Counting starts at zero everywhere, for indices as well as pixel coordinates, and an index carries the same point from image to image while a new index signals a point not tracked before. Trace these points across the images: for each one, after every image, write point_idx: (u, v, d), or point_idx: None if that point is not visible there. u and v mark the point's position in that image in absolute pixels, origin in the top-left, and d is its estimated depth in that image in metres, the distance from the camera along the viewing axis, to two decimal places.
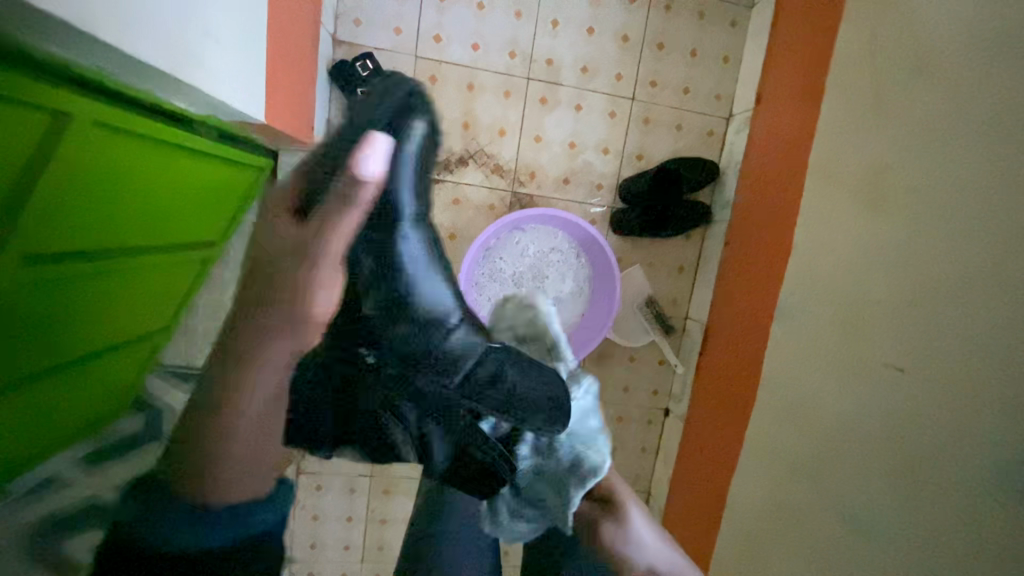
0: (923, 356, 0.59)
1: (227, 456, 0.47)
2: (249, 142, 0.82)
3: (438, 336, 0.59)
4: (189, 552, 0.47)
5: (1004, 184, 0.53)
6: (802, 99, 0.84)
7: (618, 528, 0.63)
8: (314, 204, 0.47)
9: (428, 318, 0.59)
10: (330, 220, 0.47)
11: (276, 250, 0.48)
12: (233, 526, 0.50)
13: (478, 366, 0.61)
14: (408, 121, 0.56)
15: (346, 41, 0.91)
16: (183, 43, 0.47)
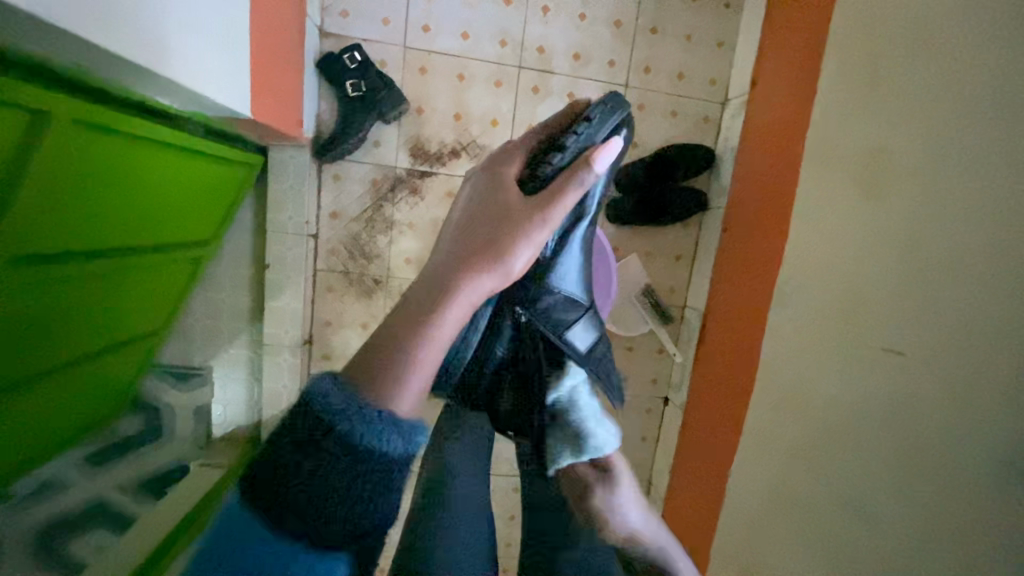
0: (922, 339, 0.58)
1: (398, 378, 0.36)
2: (238, 139, 0.81)
3: (572, 315, 0.63)
4: (352, 446, 0.33)
5: (1004, 163, 0.52)
6: (798, 82, 0.83)
7: (608, 498, 0.61)
8: (545, 179, 0.50)
9: (569, 297, 0.63)
10: (553, 198, 0.47)
11: (494, 211, 0.46)
12: (394, 423, 0.34)
13: (596, 343, 0.68)
14: (607, 119, 0.55)
15: (333, 33, 0.90)
16: (162, 37, 0.46)
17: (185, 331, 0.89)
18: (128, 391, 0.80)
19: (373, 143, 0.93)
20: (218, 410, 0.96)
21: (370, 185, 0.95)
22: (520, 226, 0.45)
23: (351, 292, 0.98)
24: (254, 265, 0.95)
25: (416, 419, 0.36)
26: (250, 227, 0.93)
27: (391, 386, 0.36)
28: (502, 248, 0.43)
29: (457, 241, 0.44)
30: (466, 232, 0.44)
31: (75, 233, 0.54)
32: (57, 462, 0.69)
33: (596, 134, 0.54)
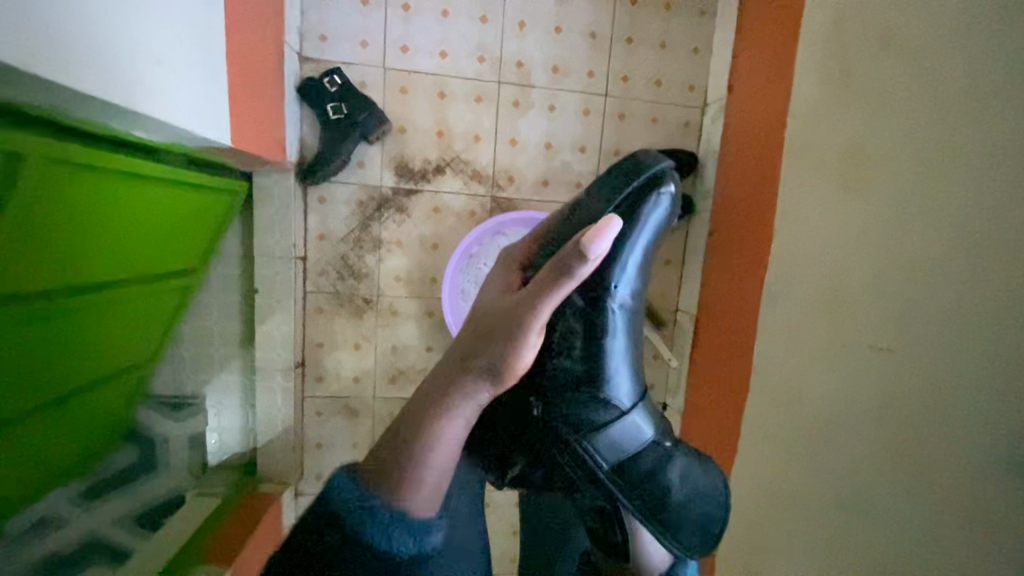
0: (908, 334, 0.58)
1: (413, 481, 0.42)
2: (221, 167, 0.81)
3: (602, 416, 0.58)
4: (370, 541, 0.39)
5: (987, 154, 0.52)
6: (774, 84, 0.83)
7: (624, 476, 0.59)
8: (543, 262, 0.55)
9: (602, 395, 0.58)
10: (550, 285, 0.45)
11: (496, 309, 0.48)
12: (404, 524, 0.40)
13: (643, 453, 0.58)
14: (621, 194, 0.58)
15: (313, 58, 0.91)
16: (133, 73, 0.46)
17: (178, 359, 0.87)
18: (122, 424, 0.78)
19: (357, 163, 0.94)
20: (213, 437, 0.96)
21: (356, 205, 0.95)
22: (521, 321, 0.45)
23: (342, 313, 0.98)
24: (243, 291, 0.97)
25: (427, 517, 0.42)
26: (237, 253, 0.94)
27: (407, 486, 0.42)
28: (510, 354, 0.45)
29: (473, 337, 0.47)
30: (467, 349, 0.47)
31: (53, 270, 0.54)
32: (49, 499, 0.65)
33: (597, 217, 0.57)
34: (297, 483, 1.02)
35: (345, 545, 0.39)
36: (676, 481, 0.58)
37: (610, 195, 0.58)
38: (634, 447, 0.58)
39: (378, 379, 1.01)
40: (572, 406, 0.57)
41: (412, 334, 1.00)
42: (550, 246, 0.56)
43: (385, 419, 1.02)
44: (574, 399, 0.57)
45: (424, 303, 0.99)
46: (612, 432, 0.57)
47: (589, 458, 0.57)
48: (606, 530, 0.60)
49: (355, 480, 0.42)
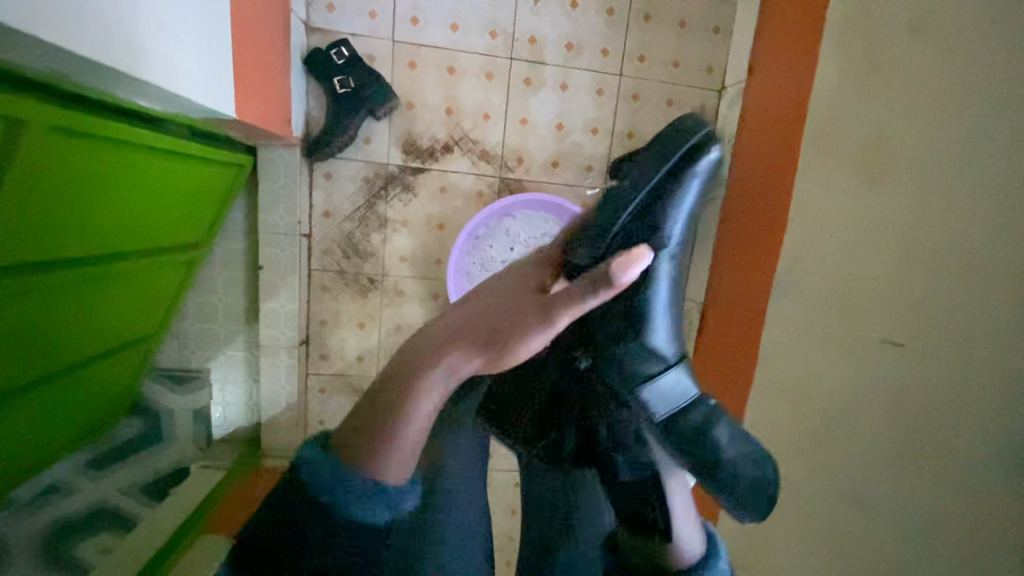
0: (920, 330, 0.57)
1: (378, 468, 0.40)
2: (226, 140, 0.80)
3: (648, 365, 0.53)
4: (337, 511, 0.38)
5: None
6: (796, 68, 0.81)
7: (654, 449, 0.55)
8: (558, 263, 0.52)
9: (650, 347, 0.54)
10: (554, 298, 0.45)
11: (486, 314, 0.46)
12: (375, 500, 0.39)
13: (692, 410, 0.52)
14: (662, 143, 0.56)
15: (319, 29, 0.88)
16: (139, 40, 0.45)
17: (181, 335, 0.88)
18: (126, 396, 0.79)
19: (364, 140, 0.92)
20: (216, 411, 0.96)
21: (362, 183, 0.94)
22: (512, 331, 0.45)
23: (346, 291, 0.98)
24: (247, 267, 0.95)
25: (401, 497, 0.42)
26: (242, 228, 0.93)
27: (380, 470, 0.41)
28: (510, 343, 0.45)
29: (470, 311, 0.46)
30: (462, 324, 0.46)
31: (59, 241, 0.54)
32: (57, 468, 0.68)
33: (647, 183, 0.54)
34: None
35: (309, 514, 0.37)
36: (725, 442, 0.52)
37: (661, 156, 0.55)
38: (683, 401, 0.53)
39: (382, 359, 1.01)
40: (617, 360, 0.52)
41: (417, 315, 1.00)
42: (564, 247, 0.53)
43: None
44: (618, 351, 0.53)
45: (429, 284, 0.99)
46: (660, 389, 0.52)
47: (637, 409, 0.52)
48: (646, 514, 0.50)
49: (323, 450, 0.42)
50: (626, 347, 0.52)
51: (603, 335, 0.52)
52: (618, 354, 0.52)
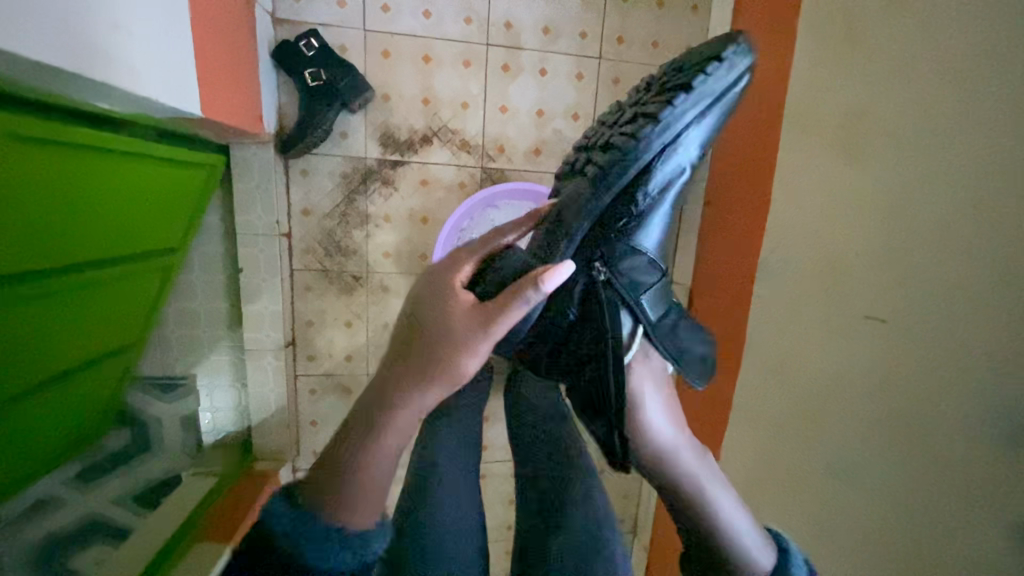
0: (902, 305, 0.58)
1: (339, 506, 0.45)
2: (196, 140, 0.77)
3: (649, 279, 0.59)
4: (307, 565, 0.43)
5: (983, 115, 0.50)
6: (776, 45, 0.80)
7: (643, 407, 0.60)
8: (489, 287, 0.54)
9: (648, 261, 0.59)
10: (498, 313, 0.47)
11: (434, 328, 0.48)
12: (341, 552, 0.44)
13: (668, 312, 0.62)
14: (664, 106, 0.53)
15: (287, 20, 0.85)
16: (93, 39, 0.43)
17: (163, 341, 0.87)
18: (109, 407, 0.77)
19: (340, 134, 0.90)
20: (205, 416, 0.94)
21: (341, 179, 0.92)
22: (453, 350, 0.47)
23: (331, 290, 0.96)
24: (227, 269, 0.93)
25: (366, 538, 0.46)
26: (218, 231, 0.90)
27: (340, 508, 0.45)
28: (448, 371, 0.47)
29: (408, 337, 0.49)
30: (404, 354, 0.48)
31: (26, 255, 0.52)
32: (46, 481, 0.67)
33: (631, 166, 0.53)
34: (294, 460, 1.03)
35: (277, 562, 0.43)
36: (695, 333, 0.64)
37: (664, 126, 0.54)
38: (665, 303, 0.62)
39: (372, 357, 1.00)
40: (608, 279, 0.56)
41: None
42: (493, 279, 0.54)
43: None
44: (626, 263, 0.57)
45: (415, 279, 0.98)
46: (656, 280, 0.59)
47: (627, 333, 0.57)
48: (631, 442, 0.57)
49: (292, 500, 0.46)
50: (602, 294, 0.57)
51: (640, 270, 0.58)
52: (620, 268, 0.57)
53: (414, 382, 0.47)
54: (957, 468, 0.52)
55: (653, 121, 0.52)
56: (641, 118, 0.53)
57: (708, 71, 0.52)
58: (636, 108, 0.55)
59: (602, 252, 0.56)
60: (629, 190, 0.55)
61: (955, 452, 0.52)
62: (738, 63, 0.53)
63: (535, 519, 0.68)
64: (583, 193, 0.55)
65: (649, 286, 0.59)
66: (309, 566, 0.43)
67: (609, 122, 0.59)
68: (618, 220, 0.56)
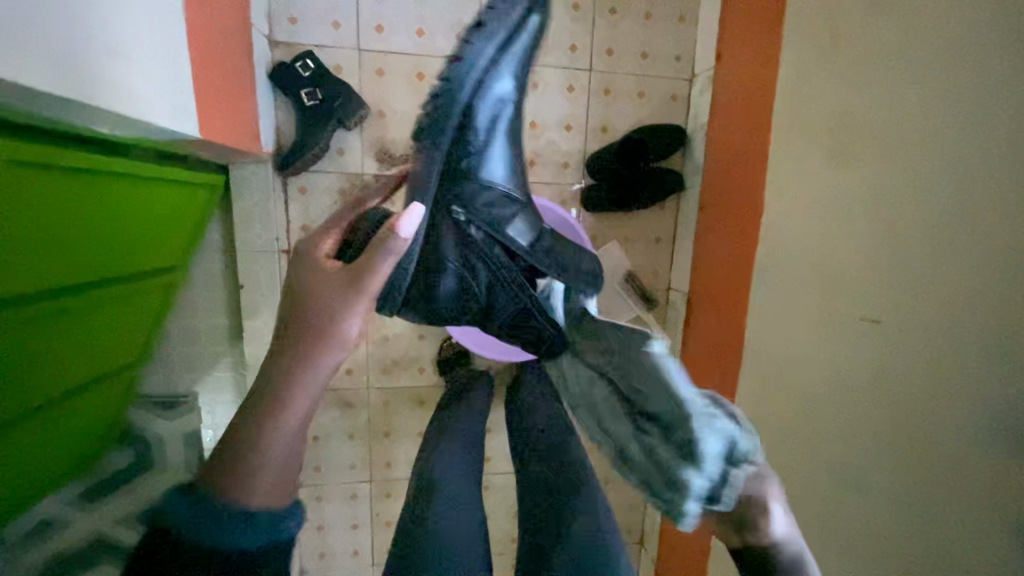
0: (898, 305, 0.58)
1: (251, 470, 0.48)
2: (196, 161, 0.79)
3: (510, 230, 0.68)
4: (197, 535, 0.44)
5: (972, 115, 0.51)
6: (762, 52, 0.81)
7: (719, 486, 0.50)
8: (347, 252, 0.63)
9: (506, 195, 0.69)
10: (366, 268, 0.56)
11: (333, 277, 0.57)
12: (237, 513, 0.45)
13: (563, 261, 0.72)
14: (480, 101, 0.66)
15: (283, 42, 0.88)
16: (91, 65, 0.44)
17: (166, 358, 0.87)
18: (113, 426, 0.77)
19: (337, 151, 0.91)
20: (208, 434, 0.94)
21: (338, 195, 0.93)
22: (343, 291, 0.55)
23: None
24: (228, 287, 0.95)
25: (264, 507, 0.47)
26: (219, 248, 0.92)
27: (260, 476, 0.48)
28: (336, 315, 0.55)
29: (316, 302, 0.55)
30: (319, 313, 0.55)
31: (26, 276, 0.52)
32: (49, 500, 0.66)
33: (452, 111, 0.64)
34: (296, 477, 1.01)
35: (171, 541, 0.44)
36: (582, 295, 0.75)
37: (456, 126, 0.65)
38: (558, 260, 0.72)
39: (371, 370, 1.00)
40: (462, 261, 0.67)
41: (402, 322, 0.99)
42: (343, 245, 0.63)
43: (380, 409, 1.02)
44: (512, 210, 0.70)
45: None
46: (530, 220, 0.71)
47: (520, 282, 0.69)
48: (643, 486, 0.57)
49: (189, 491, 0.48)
50: (499, 255, 0.68)
51: (518, 232, 0.69)
52: (514, 222, 0.69)
53: (321, 318, 0.55)
54: (964, 468, 0.51)
55: (449, 69, 0.65)
56: (449, 65, 0.65)
57: (495, 13, 0.65)
58: (439, 77, 0.67)
59: (451, 225, 0.66)
60: (466, 167, 0.67)
61: (960, 453, 0.51)
62: (511, 19, 0.66)
63: (534, 529, 0.69)
64: (433, 165, 0.63)
65: (534, 238, 0.70)
66: (221, 543, 0.45)
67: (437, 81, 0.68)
68: (473, 175, 0.67)
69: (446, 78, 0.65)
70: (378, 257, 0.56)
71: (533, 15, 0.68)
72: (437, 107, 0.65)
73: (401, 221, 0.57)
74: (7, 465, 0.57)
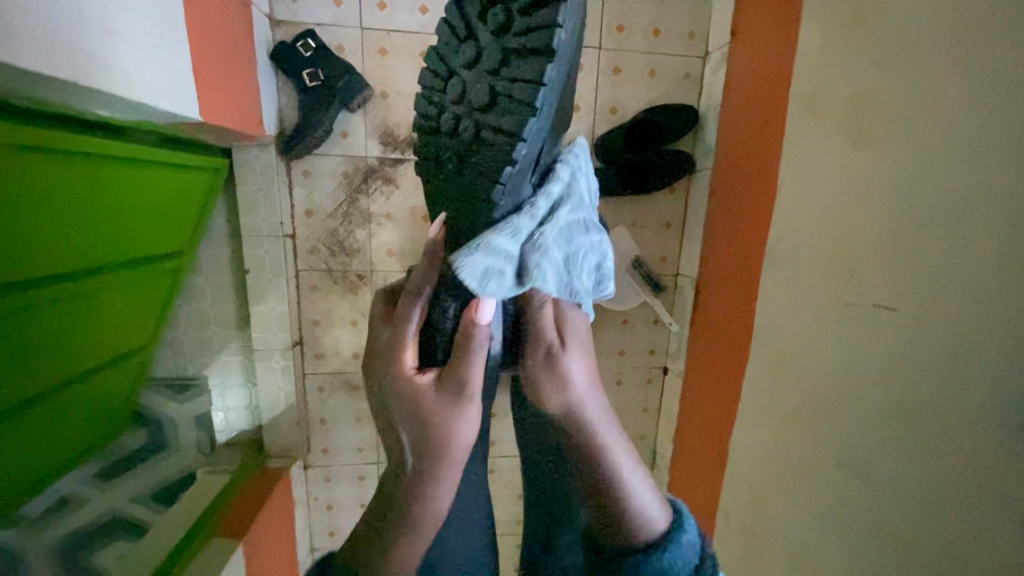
0: (913, 293, 0.56)
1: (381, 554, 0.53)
2: (199, 144, 0.78)
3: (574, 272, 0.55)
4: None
5: (991, 90, 0.48)
6: (780, 28, 0.78)
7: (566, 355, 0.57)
8: (439, 357, 0.55)
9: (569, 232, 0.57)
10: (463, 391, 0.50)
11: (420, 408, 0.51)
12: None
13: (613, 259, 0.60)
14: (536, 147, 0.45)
15: (284, 21, 0.86)
16: (87, 46, 0.43)
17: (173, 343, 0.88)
18: (124, 408, 0.78)
19: (340, 134, 0.90)
20: (219, 416, 0.96)
21: (343, 178, 0.92)
22: (451, 425, 0.51)
23: (336, 289, 0.97)
24: (234, 270, 0.94)
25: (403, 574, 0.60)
26: (225, 233, 0.92)
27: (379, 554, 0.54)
28: (444, 439, 0.51)
29: (412, 427, 0.52)
30: (422, 446, 0.52)
31: (33, 263, 0.53)
32: (68, 480, 0.70)
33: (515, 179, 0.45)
34: (306, 457, 1.04)
35: None
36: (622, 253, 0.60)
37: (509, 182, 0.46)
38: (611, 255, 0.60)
39: None
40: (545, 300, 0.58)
41: None
42: (438, 345, 0.55)
43: None
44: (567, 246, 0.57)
45: None
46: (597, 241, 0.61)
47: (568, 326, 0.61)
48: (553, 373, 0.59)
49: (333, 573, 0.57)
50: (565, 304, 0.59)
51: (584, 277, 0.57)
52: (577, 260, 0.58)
53: (433, 453, 0.51)
54: (972, 461, 0.50)
55: (506, 126, 0.43)
56: (490, 114, 0.44)
57: (562, 30, 0.40)
58: (478, 113, 0.45)
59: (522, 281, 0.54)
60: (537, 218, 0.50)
61: (969, 447, 0.50)
62: (574, 20, 0.41)
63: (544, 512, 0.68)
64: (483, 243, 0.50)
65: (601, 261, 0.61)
66: None
67: (459, 106, 0.46)
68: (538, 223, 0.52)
69: (509, 141, 0.43)
70: (469, 359, 0.50)
71: (588, 9, 0.42)
72: (489, 178, 0.45)
73: (477, 310, 0.50)
74: (22, 447, 0.58)
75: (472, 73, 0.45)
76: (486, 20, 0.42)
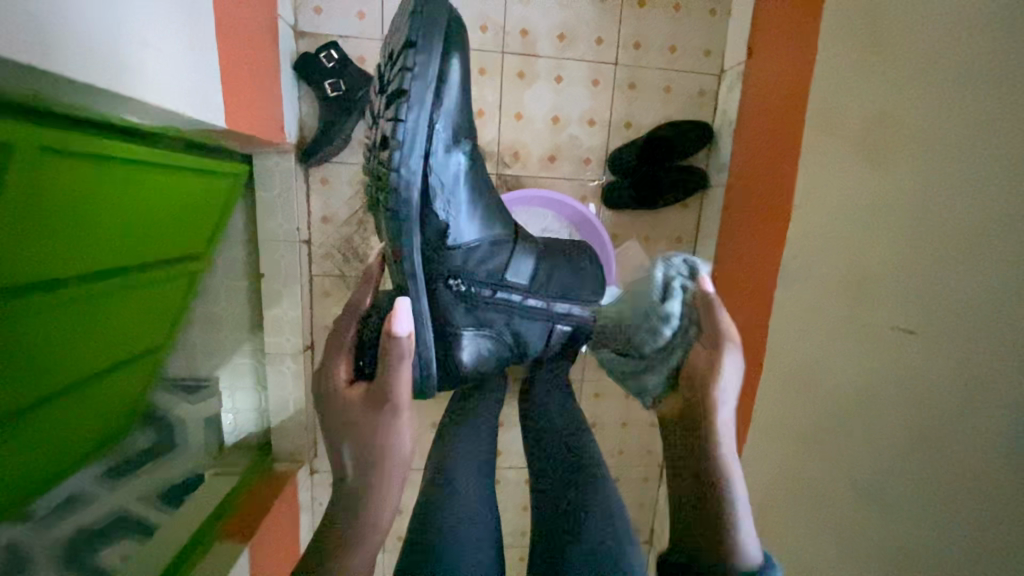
0: (929, 315, 0.55)
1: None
2: (222, 150, 0.80)
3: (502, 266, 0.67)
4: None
5: (1014, 113, 0.48)
6: (797, 48, 0.78)
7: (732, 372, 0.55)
8: (366, 372, 0.59)
9: (491, 240, 0.66)
10: (384, 398, 0.53)
11: (353, 418, 0.54)
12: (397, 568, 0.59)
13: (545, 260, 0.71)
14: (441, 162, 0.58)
15: (309, 32, 0.88)
16: (121, 55, 0.44)
17: (189, 344, 0.89)
18: (137, 408, 0.79)
19: (358, 143, 0.92)
20: (227, 418, 0.97)
21: (359, 186, 0.94)
22: (377, 432, 0.53)
23: (348, 296, 0.98)
24: (249, 275, 0.96)
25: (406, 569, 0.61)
26: (242, 237, 0.93)
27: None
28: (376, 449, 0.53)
29: (354, 441, 0.53)
30: (365, 458, 0.53)
31: (55, 263, 0.54)
32: (75, 478, 0.69)
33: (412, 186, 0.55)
34: (312, 462, 1.05)
35: None
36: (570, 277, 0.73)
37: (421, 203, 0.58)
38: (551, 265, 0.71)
39: None
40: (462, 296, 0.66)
41: None
42: (364, 360, 0.59)
43: None
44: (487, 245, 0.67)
45: None
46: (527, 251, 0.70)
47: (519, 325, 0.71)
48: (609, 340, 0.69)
49: None
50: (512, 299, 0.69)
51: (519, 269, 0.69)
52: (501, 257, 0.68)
53: (364, 463, 0.52)
54: (988, 491, 0.49)
55: (390, 152, 0.54)
56: (384, 147, 0.55)
57: (413, 72, 0.53)
58: (378, 148, 0.56)
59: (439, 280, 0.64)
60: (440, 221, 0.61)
61: (986, 476, 0.49)
62: (429, 64, 0.54)
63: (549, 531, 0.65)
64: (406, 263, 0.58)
65: (532, 269, 0.70)
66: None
67: (376, 146, 0.57)
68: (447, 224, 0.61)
69: (388, 164, 0.55)
70: (392, 365, 0.53)
71: (451, 59, 0.56)
72: (395, 198, 0.55)
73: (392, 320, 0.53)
74: (34, 444, 0.59)
75: (389, 122, 0.55)
76: (393, 78, 0.55)
